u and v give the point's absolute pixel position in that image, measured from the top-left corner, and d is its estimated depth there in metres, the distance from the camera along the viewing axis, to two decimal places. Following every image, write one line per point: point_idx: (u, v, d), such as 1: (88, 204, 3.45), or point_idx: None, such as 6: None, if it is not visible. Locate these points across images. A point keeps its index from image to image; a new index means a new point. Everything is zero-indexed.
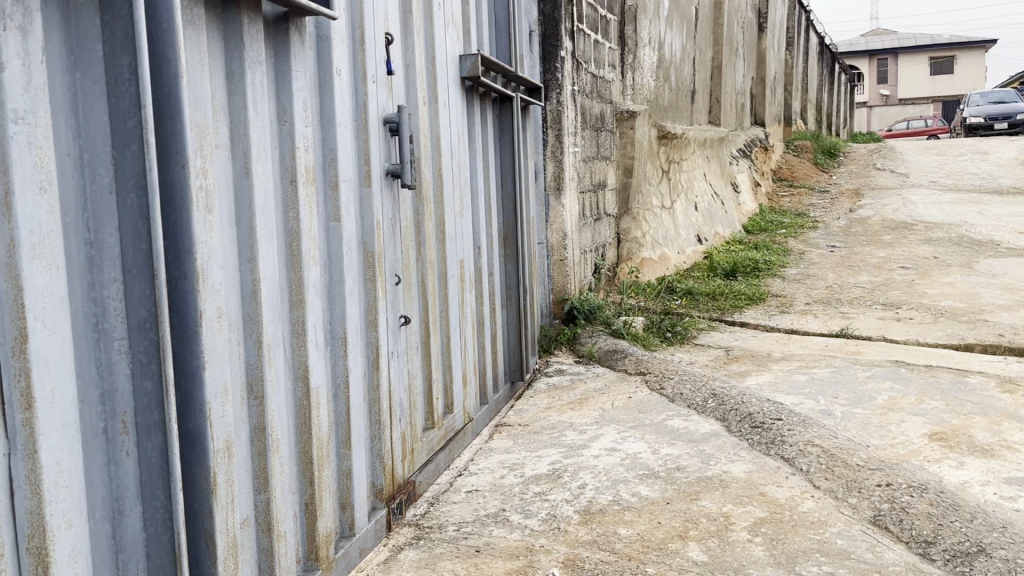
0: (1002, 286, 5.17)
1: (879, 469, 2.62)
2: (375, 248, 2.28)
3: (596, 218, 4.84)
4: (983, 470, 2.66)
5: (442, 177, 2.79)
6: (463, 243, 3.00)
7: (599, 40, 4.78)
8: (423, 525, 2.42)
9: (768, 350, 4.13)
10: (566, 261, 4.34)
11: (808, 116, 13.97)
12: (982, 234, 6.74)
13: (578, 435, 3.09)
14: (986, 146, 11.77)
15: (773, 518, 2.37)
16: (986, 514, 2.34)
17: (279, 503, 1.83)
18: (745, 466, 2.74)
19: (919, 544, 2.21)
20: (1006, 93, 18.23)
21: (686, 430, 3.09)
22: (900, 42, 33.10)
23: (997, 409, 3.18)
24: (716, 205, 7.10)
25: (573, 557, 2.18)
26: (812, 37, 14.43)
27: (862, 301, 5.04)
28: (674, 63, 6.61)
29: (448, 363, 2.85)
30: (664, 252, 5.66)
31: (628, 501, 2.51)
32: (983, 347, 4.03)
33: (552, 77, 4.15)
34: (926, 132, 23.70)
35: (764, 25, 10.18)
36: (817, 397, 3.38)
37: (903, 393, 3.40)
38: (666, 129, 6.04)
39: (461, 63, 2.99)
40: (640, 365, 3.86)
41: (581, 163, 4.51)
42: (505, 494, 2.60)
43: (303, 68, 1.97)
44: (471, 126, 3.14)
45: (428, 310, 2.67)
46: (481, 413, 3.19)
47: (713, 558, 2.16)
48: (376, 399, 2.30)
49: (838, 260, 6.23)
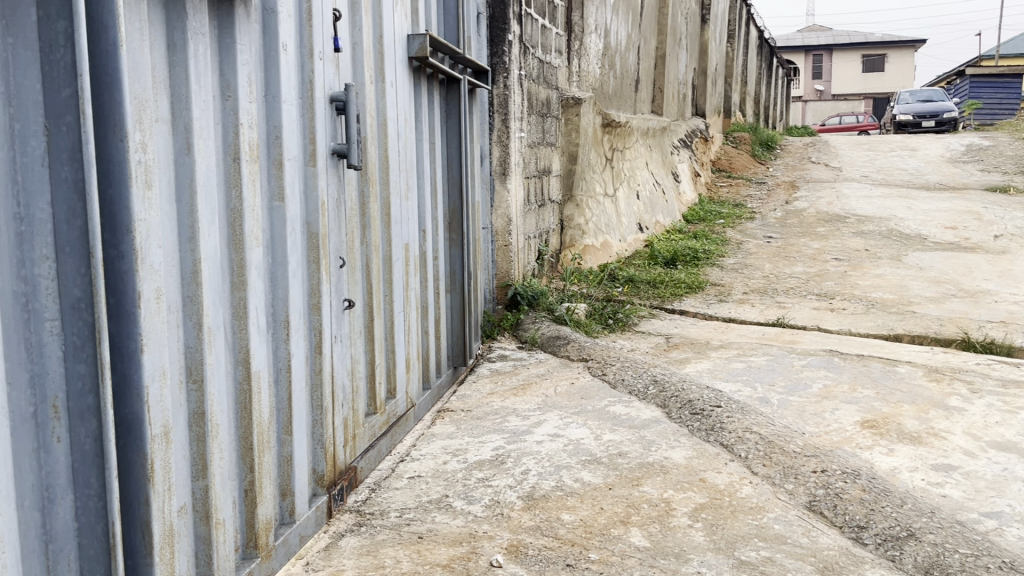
0: (928, 278, 5.36)
1: (814, 456, 2.68)
2: (320, 229, 2.23)
3: (541, 204, 4.84)
4: (912, 457, 2.74)
5: (388, 159, 2.74)
6: (408, 226, 2.96)
7: (546, 25, 4.76)
8: (364, 512, 2.38)
9: (707, 338, 4.20)
10: (510, 247, 4.32)
11: (747, 108, 14.24)
12: (910, 228, 6.96)
13: (521, 421, 3.09)
14: (914, 143, 12.15)
15: (712, 504, 2.40)
16: (915, 499, 2.42)
17: (218, 491, 1.78)
18: (685, 452, 2.78)
19: (852, 529, 2.27)
20: (935, 91, 18.80)
21: (628, 416, 3.12)
22: (835, 39, 33.92)
23: (925, 398, 3.29)
24: (657, 194, 7.17)
25: (516, 543, 2.18)
26: (753, 30, 14.69)
27: (797, 291, 5.15)
28: (619, 51, 6.64)
29: (391, 348, 2.80)
30: (606, 240, 5.71)
31: (571, 487, 2.52)
32: (911, 338, 4.17)
33: (499, 60, 4.11)
34: (857, 128, 24.33)
35: (706, 16, 10.32)
36: (754, 385, 3.44)
37: (837, 381, 3.50)
38: (610, 117, 6.06)
39: (410, 43, 2.93)
40: (582, 352, 3.88)
41: (526, 148, 4.49)
42: (447, 479, 2.59)
43: (247, 41, 1.90)
44: (418, 107, 3.09)
45: (370, 293, 2.62)
46: (424, 397, 3.15)
47: (654, 543, 2.18)
48: (318, 384, 2.25)
49: (774, 250, 6.36)
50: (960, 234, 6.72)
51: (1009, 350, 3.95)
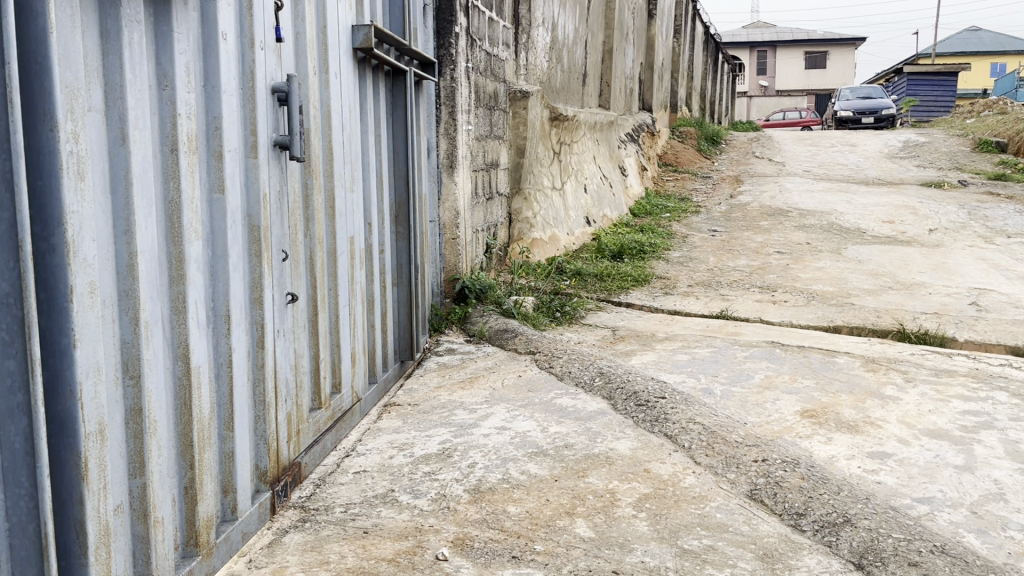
0: (866, 271, 5.50)
1: (755, 445, 2.73)
2: (262, 222, 2.19)
3: (488, 197, 4.83)
4: (849, 446, 2.82)
5: (332, 151, 2.71)
6: (353, 219, 2.93)
7: (493, 18, 4.75)
8: (309, 508, 2.36)
9: (653, 330, 4.24)
10: (458, 240, 4.31)
11: (693, 103, 14.42)
12: (849, 222, 7.13)
13: (468, 414, 3.09)
14: (854, 139, 12.43)
15: (656, 494, 2.44)
16: (851, 486, 2.48)
17: (156, 489, 1.74)
18: (630, 443, 2.81)
19: (791, 516, 2.32)
20: (873, 88, 19.25)
21: (574, 408, 3.14)
22: (779, 36, 34.52)
23: (862, 387, 3.38)
24: (604, 188, 7.22)
25: (462, 536, 2.18)
26: (699, 26, 14.87)
27: (740, 284, 5.24)
28: (566, 45, 6.66)
29: (336, 342, 2.78)
30: (554, 233, 5.73)
31: (517, 479, 2.53)
32: (849, 329, 4.28)
33: (446, 52, 4.09)
34: (800, 123, 24.79)
35: (653, 12, 10.41)
36: (698, 376, 3.50)
37: (778, 372, 3.57)
38: (558, 111, 6.08)
39: (354, 33, 2.90)
40: (529, 345, 3.89)
41: (474, 141, 4.48)
42: (393, 474, 2.57)
43: (184, 29, 1.86)
44: (363, 98, 3.06)
45: (314, 287, 2.59)
46: (370, 392, 3.13)
47: (599, 534, 2.20)
48: (260, 379, 2.22)
49: (718, 244, 6.46)
50: (897, 228, 6.91)
51: (942, 341, 4.07)
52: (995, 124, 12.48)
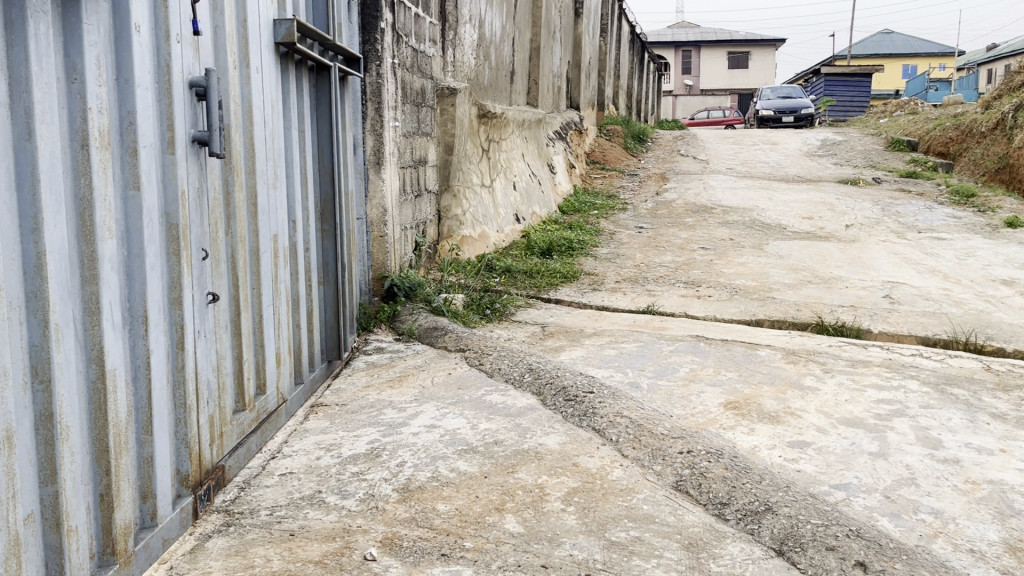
0: (787, 266, 5.65)
1: (681, 437, 2.79)
2: (180, 220, 2.13)
3: (416, 194, 4.80)
4: (770, 436, 2.89)
5: (253, 147, 2.65)
6: (277, 216, 2.87)
7: (420, 14, 4.72)
8: (233, 512, 2.31)
9: (581, 326, 4.28)
10: (386, 238, 4.27)
11: (620, 102, 14.59)
12: (771, 218, 7.32)
13: (397, 413, 3.06)
14: (775, 137, 12.77)
15: (584, 488, 2.46)
16: (772, 475, 2.56)
17: (69, 497, 1.68)
18: (559, 438, 2.83)
19: (715, 506, 2.38)
20: (793, 88, 19.81)
21: (504, 405, 3.15)
22: (703, 37, 35.23)
23: (782, 379, 3.48)
24: (533, 185, 7.25)
25: (390, 536, 2.17)
26: (624, 26, 15.03)
27: (666, 280, 5.33)
28: (494, 42, 6.66)
29: (260, 342, 2.72)
30: (483, 231, 5.73)
31: (446, 477, 2.52)
32: (771, 323, 4.40)
33: (371, 48, 4.05)
34: (724, 122, 25.33)
35: (579, 10, 10.50)
36: (625, 370, 3.55)
37: (702, 365, 3.65)
38: (486, 108, 6.07)
39: (276, 28, 2.85)
40: (459, 342, 3.89)
41: (401, 138, 4.44)
42: (320, 475, 2.54)
43: (95, 20, 1.79)
44: (286, 94, 3.00)
45: (236, 286, 2.53)
46: (296, 392, 3.08)
47: (528, 529, 2.22)
48: (181, 381, 2.16)
49: (645, 241, 6.56)
50: (816, 224, 7.13)
51: (858, 333, 4.22)
52: (907, 124, 12.99)
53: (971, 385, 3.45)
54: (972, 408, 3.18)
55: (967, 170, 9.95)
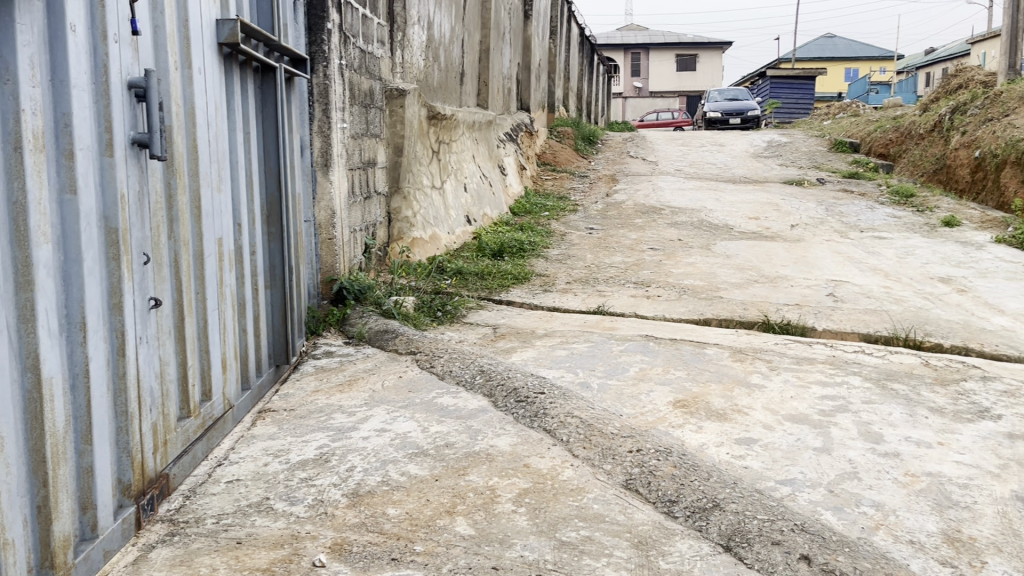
0: (734, 266, 5.74)
1: (630, 436, 2.82)
2: (120, 225, 2.09)
3: (366, 196, 4.76)
4: (718, 433, 2.94)
5: (196, 149, 2.60)
6: (221, 220, 2.83)
7: (368, 15, 4.69)
8: (178, 521, 2.27)
9: (533, 327, 4.29)
10: (334, 241, 4.23)
11: (570, 103, 14.67)
12: (718, 219, 7.43)
13: (346, 417, 3.03)
14: (722, 139, 12.97)
15: (535, 489, 2.47)
16: (720, 472, 2.60)
17: (4, 509, 1.64)
18: (510, 439, 2.84)
19: (664, 504, 2.40)
20: (740, 90, 20.17)
21: (456, 407, 3.14)
22: (652, 39, 35.63)
23: (730, 377, 3.53)
24: (484, 186, 7.25)
25: (340, 541, 2.15)
26: (574, 28, 15.13)
27: (617, 281, 5.38)
28: (443, 43, 6.65)
29: (205, 348, 2.68)
30: (434, 233, 5.71)
31: (397, 481, 2.51)
32: (718, 322, 4.47)
33: (318, 49, 4.02)
34: (672, 124, 25.63)
35: (529, 13, 10.54)
36: (576, 371, 3.57)
37: (652, 364, 3.69)
38: (436, 109, 6.06)
39: (219, 28, 2.80)
40: (410, 345, 3.87)
41: (349, 139, 4.41)
42: (268, 482, 2.50)
43: (28, 20, 1.74)
44: (230, 95, 2.95)
45: (179, 291, 2.49)
46: (243, 398, 3.04)
47: (479, 531, 2.21)
48: (122, 388, 2.11)
49: (595, 241, 6.60)
50: (762, 224, 7.25)
51: (803, 330, 4.31)
52: (849, 126, 13.29)
53: (911, 380, 3.55)
54: (912, 403, 3.27)
55: (907, 170, 10.22)
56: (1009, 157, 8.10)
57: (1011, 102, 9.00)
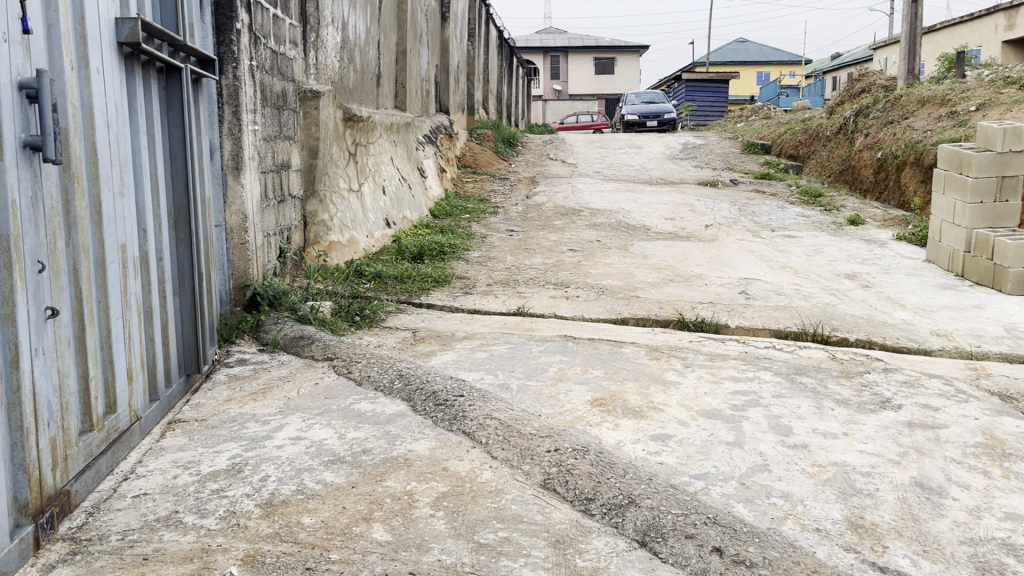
0: (651, 266, 5.84)
1: (548, 436, 2.83)
2: (11, 231, 2.00)
3: (279, 200, 4.67)
4: (634, 430, 2.98)
5: (96, 152, 2.51)
6: (124, 226, 2.73)
7: (278, 15, 4.60)
8: (80, 539, 2.18)
9: (452, 330, 4.29)
10: (247, 245, 4.13)
11: (489, 105, 14.71)
12: (636, 220, 7.56)
13: (260, 426, 2.97)
14: (639, 141, 13.21)
15: (453, 492, 2.46)
16: (636, 468, 2.64)
17: None
18: (429, 444, 2.82)
19: (581, 502, 2.42)
20: (656, 93, 20.58)
21: (373, 412, 3.11)
22: (570, 42, 36.02)
23: (646, 374, 3.60)
24: (403, 189, 7.20)
25: (253, 553, 2.10)
26: (492, 30, 15.15)
27: (537, 282, 5.41)
28: (358, 45, 6.57)
29: (109, 358, 2.58)
30: (352, 236, 5.65)
31: (312, 489, 2.47)
32: (636, 320, 4.54)
33: (226, 49, 3.92)
34: (591, 126, 25.93)
35: (446, 15, 10.52)
36: (496, 373, 3.58)
37: (571, 364, 3.73)
38: (352, 111, 5.98)
39: (118, 27, 2.71)
40: (327, 351, 3.81)
41: (261, 142, 4.32)
42: (177, 495, 2.43)
43: None
44: (132, 96, 2.85)
45: (79, 300, 2.39)
46: (151, 409, 2.94)
47: (395, 537, 2.19)
48: (17, 403, 2.02)
49: (515, 243, 6.64)
50: (678, 224, 7.41)
51: (716, 328, 4.41)
52: (761, 128, 13.69)
53: (818, 373, 3.68)
54: (819, 396, 3.38)
55: (815, 171, 10.60)
56: (908, 158, 8.44)
57: (911, 105, 9.41)
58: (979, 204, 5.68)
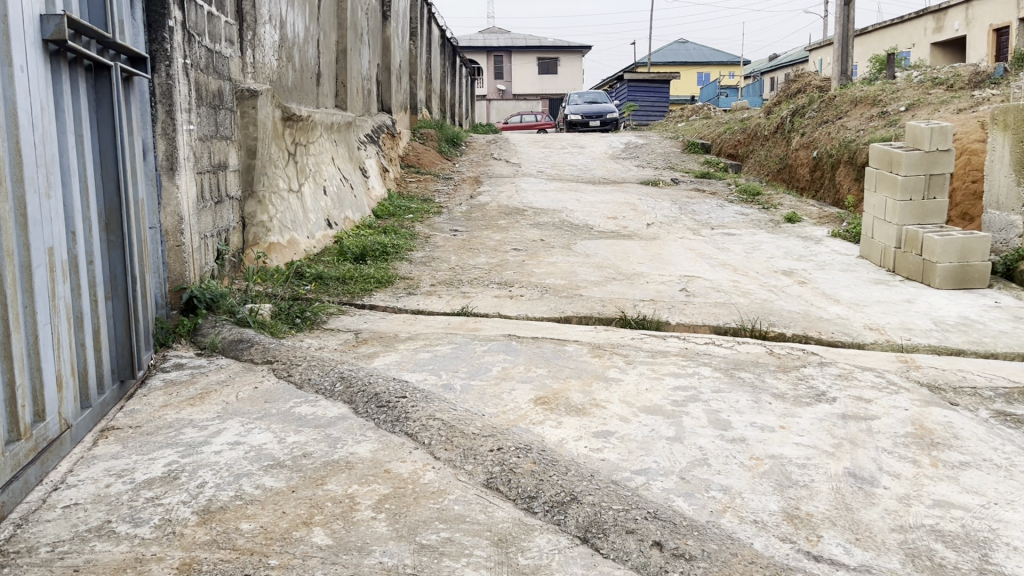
0: (594, 264, 5.89)
1: (491, 435, 2.84)
2: None
3: (216, 201, 4.58)
4: (577, 428, 3.01)
5: (20, 153, 2.44)
6: (52, 228, 2.65)
7: (213, 13, 4.51)
8: (7, 552, 2.11)
9: (395, 330, 4.27)
10: (183, 247, 4.05)
11: (432, 105, 14.66)
12: (578, 219, 7.61)
13: (197, 432, 2.91)
14: (582, 141, 13.30)
15: (395, 494, 2.45)
16: (577, 465, 2.66)
17: None
18: (371, 446, 2.80)
19: (524, 500, 2.43)
20: (599, 93, 20.75)
21: (314, 416, 3.07)
22: (513, 42, 36.10)
23: (588, 372, 3.63)
24: (344, 189, 7.13)
25: (189, 561, 2.06)
26: (434, 29, 15.09)
27: (480, 282, 5.41)
28: (296, 43, 6.48)
29: (37, 365, 2.51)
30: (292, 237, 5.58)
31: (251, 495, 2.43)
32: (579, 319, 4.57)
33: (159, 47, 3.83)
34: (535, 126, 26.02)
35: (387, 14, 10.44)
36: (439, 373, 3.57)
37: (514, 363, 3.74)
38: (291, 111, 5.90)
39: (43, 24, 2.62)
40: (266, 354, 3.75)
41: (196, 142, 4.23)
42: (110, 504, 2.37)
43: None
44: (59, 94, 2.77)
45: (3, 305, 2.32)
46: (83, 417, 2.86)
47: (337, 540, 2.17)
48: None
49: (459, 243, 6.63)
50: (621, 223, 7.49)
51: (658, 325, 4.47)
52: (701, 128, 13.91)
53: (756, 368, 3.75)
54: (757, 390, 3.45)
55: (754, 170, 10.81)
56: (842, 157, 8.66)
57: (844, 105, 9.66)
58: (909, 201, 5.85)
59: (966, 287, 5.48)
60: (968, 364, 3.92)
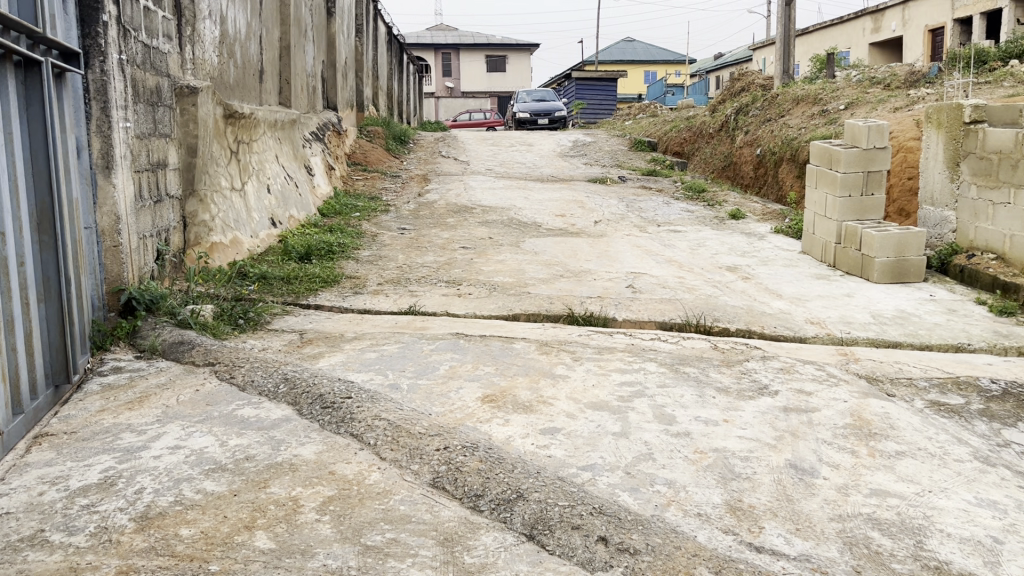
0: (542, 262, 5.90)
1: (437, 435, 2.83)
2: None
3: (155, 200, 4.48)
4: (523, 425, 3.01)
5: None
6: None
7: (150, 8, 4.41)
8: None
9: (341, 330, 4.23)
10: (121, 248, 3.95)
11: (380, 102, 14.55)
12: (526, 217, 7.62)
13: (136, 436, 2.84)
14: (530, 139, 13.34)
15: (340, 496, 2.42)
16: (524, 462, 2.66)
17: None
18: (315, 448, 2.77)
19: (470, 499, 2.43)
20: (548, 92, 20.83)
21: (257, 418, 3.03)
22: (462, 40, 36.02)
23: (535, 369, 3.64)
24: (289, 187, 7.03)
25: (126, 568, 2.01)
26: (381, 26, 14.98)
27: (428, 280, 5.39)
28: (238, 39, 6.37)
29: None
30: (235, 236, 5.48)
31: (191, 500, 2.38)
32: (526, 316, 4.58)
33: (93, 42, 3.73)
34: (484, 124, 25.99)
35: (332, 10, 10.33)
36: (385, 373, 3.54)
37: (461, 361, 3.73)
38: (233, 108, 5.80)
39: None
40: (208, 356, 3.68)
41: (134, 139, 4.13)
42: (43, 513, 2.30)
43: None
44: None
45: None
46: (15, 423, 2.77)
47: (279, 544, 2.14)
48: None
49: (407, 242, 6.59)
50: (568, 220, 7.53)
51: (604, 322, 4.50)
52: (648, 126, 14.06)
53: (700, 363, 3.80)
54: (701, 385, 3.50)
55: (699, 168, 10.96)
56: (784, 155, 8.82)
57: (786, 104, 9.85)
58: (848, 198, 5.98)
59: (903, 280, 5.62)
60: (905, 356, 4.02)
